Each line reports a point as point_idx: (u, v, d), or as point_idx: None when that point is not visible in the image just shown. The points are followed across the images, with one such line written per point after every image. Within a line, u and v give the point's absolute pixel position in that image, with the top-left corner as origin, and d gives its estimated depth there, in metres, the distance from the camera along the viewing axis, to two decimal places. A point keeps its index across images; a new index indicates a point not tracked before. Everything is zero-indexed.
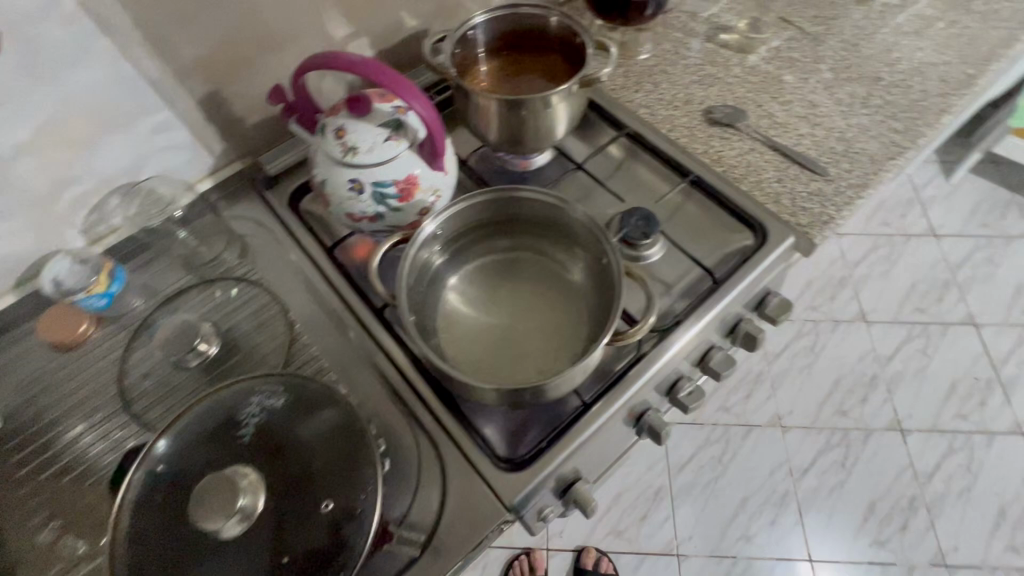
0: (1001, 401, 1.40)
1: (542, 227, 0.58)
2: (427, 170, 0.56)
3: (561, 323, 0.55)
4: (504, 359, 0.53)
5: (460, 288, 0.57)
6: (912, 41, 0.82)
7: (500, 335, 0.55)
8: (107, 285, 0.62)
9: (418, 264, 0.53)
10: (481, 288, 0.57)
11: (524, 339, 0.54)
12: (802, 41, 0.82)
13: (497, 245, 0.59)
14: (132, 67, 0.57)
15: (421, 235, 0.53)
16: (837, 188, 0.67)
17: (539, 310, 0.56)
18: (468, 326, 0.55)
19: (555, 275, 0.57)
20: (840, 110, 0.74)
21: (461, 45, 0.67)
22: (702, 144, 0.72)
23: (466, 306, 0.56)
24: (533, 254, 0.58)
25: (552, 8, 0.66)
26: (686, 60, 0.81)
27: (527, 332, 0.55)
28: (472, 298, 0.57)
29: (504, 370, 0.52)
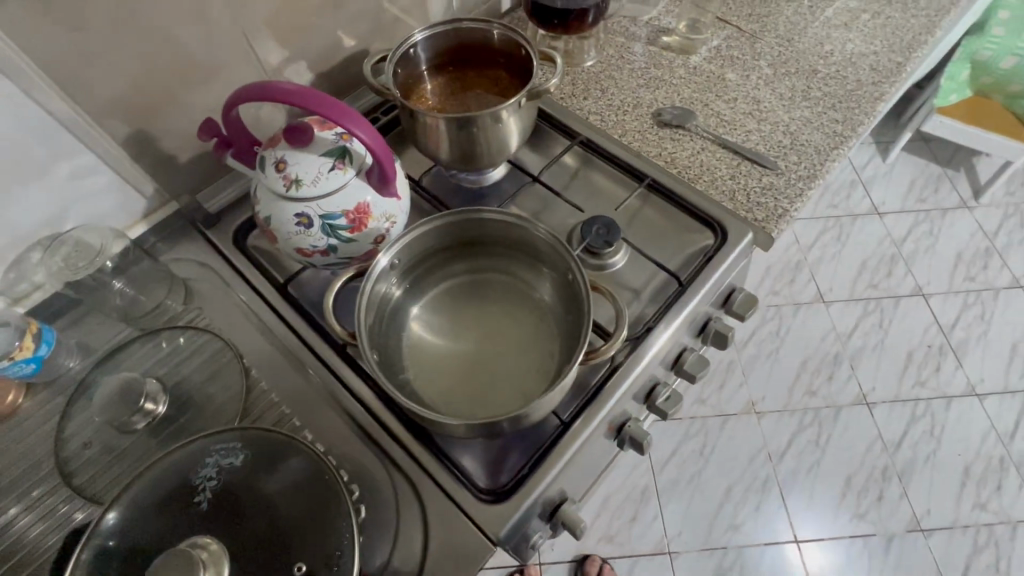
0: (954, 365, 1.47)
1: (504, 247, 0.56)
2: (378, 197, 0.54)
3: (532, 346, 0.53)
4: (477, 387, 0.51)
5: (424, 318, 0.55)
6: (842, 33, 0.85)
7: (470, 364, 0.53)
8: (34, 349, 0.56)
9: (376, 299, 0.51)
10: (447, 315, 0.55)
11: (495, 365, 0.53)
12: (740, 39, 0.84)
13: (459, 269, 0.57)
14: (43, 112, 0.52)
15: (377, 268, 0.50)
16: (788, 180, 0.68)
17: (508, 332, 0.54)
18: (436, 358, 0.53)
19: (523, 295, 0.56)
20: (783, 104, 0.76)
21: (402, 65, 0.65)
22: (655, 147, 0.72)
23: (432, 335, 0.54)
24: (497, 275, 0.57)
25: (492, 21, 0.64)
26: (631, 65, 0.81)
27: (498, 357, 0.53)
28: (438, 327, 0.55)
29: (477, 401, 0.51)
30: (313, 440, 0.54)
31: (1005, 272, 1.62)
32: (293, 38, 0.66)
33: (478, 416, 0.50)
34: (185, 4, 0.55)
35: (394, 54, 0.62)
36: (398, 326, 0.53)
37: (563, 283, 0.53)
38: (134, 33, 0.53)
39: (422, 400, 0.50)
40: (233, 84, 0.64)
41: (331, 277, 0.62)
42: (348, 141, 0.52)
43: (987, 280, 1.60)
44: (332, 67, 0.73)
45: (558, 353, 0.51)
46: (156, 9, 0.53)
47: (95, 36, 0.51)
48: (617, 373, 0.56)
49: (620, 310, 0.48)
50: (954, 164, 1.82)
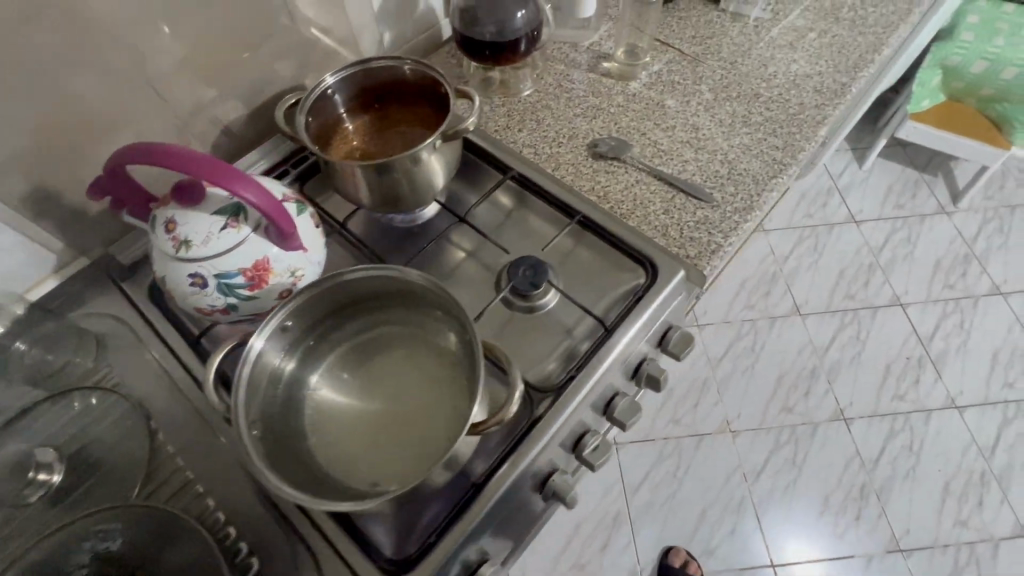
0: (933, 377, 1.44)
1: (405, 296, 0.54)
2: (279, 251, 0.52)
3: (439, 399, 0.51)
4: (382, 451, 0.49)
5: (328, 375, 0.53)
6: (786, 54, 0.83)
7: (375, 424, 0.50)
8: None
9: (256, 373, 0.48)
10: (352, 370, 0.53)
11: (400, 424, 0.50)
12: (681, 63, 0.82)
13: (364, 320, 0.55)
14: None
15: (256, 343, 0.48)
16: (723, 214, 0.66)
17: (417, 387, 0.52)
18: (341, 419, 0.51)
19: (431, 347, 0.53)
20: (722, 130, 0.74)
21: (318, 109, 0.63)
22: (587, 181, 0.70)
23: (336, 395, 0.52)
24: (402, 325, 0.54)
25: (403, 57, 0.63)
26: (570, 93, 0.79)
27: (406, 416, 0.50)
28: (343, 385, 0.52)
29: (380, 465, 0.48)
30: (214, 508, 0.51)
31: (985, 279, 1.59)
32: (209, 81, 0.65)
33: (380, 482, 0.47)
34: (81, 57, 0.54)
35: (305, 102, 0.60)
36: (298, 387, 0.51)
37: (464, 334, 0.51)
38: (26, 90, 0.52)
39: (322, 470, 0.48)
40: (144, 132, 0.62)
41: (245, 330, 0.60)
42: None
43: (966, 287, 1.58)
44: (256, 107, 0.71)
45: (461, 408, 0.49)
46: (48, 64, 0.52)
47: None
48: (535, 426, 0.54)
49: (516, 370, 0.46)
50: (932, 169, 1.80)
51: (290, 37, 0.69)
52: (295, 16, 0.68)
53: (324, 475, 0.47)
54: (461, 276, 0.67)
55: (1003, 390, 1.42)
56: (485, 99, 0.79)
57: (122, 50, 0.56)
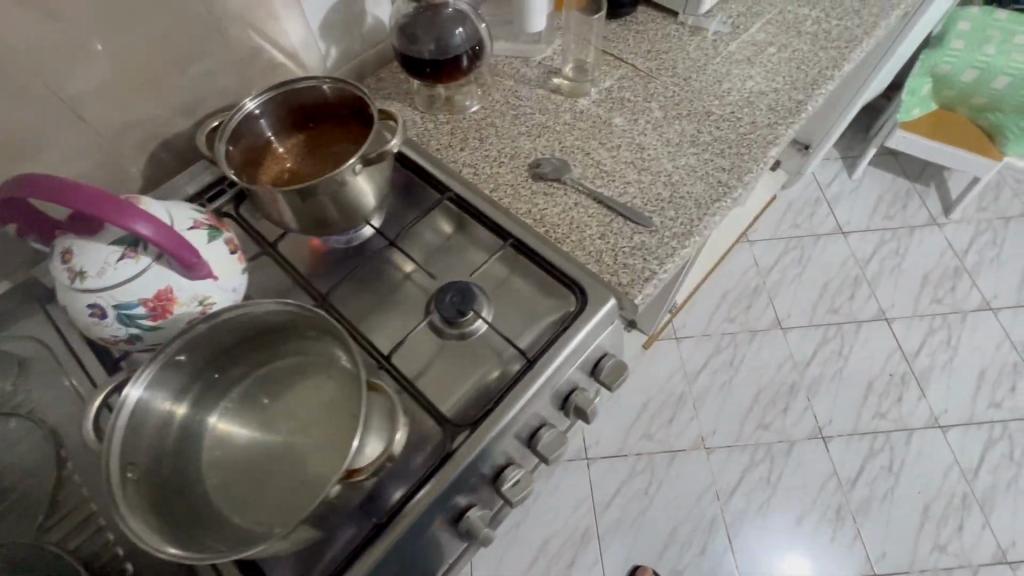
0: (917, 395, 1.40)
1: (310, 329, 0.51)
2: (184, 281, 0.51)
3: (340, 437, 0.49)
4: (278, 490, 0.47)
5: (230, 414, 0.51)
6: (742, 69, 0.80)
7: (278, 465, 0.49)
8: None
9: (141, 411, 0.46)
10: (255, 409, 0.51)
11: (302, 465, 0.48)
12: (634, 79, 0.79)
13: (269, 354, 0.52)
14: None
15: (132, 391, 0.45)
16: (661, 239, 0.64)
17: (321, 423, 0.50)
18: (241, 460, 0.49)
19: (338, 381, 0.51)
20: (668, 150, 0.71)
21: (239, 135, 0.62)
22: (525, 203, 0.68)
23: (239, 435, 0.50)
24: (310, 360, 0.52)
25: (320, 76, 0.63)
26: (516, 110, 0.77)
27: (307, 453, 0.49)
28: (246, 423, 0.50)
29: (274, 506, 0.47)
30: (115, 542, 0.51)
31: (974, 293, 1.55)
32: (134, 101, 0.64)
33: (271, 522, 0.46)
34: None
35: (225, 128, 0.59)
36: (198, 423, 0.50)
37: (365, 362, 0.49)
38: None
39: (214, 509, 0.46)
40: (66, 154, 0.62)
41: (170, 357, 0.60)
42: None
43: (955, 302, 1.53)
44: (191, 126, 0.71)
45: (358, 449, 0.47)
46: None
47: None
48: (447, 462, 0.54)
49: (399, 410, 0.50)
50: (924, 179, 1.75)
51: (222, 55, 0.68)
52: (225, 34, 0.67)
53: (216, 516, 0.46)
54: (393, 299, 0.66)
55: (988, 409, 1.38)
56: (430, 117, 0.77)
57: (35, 73, 0.56)
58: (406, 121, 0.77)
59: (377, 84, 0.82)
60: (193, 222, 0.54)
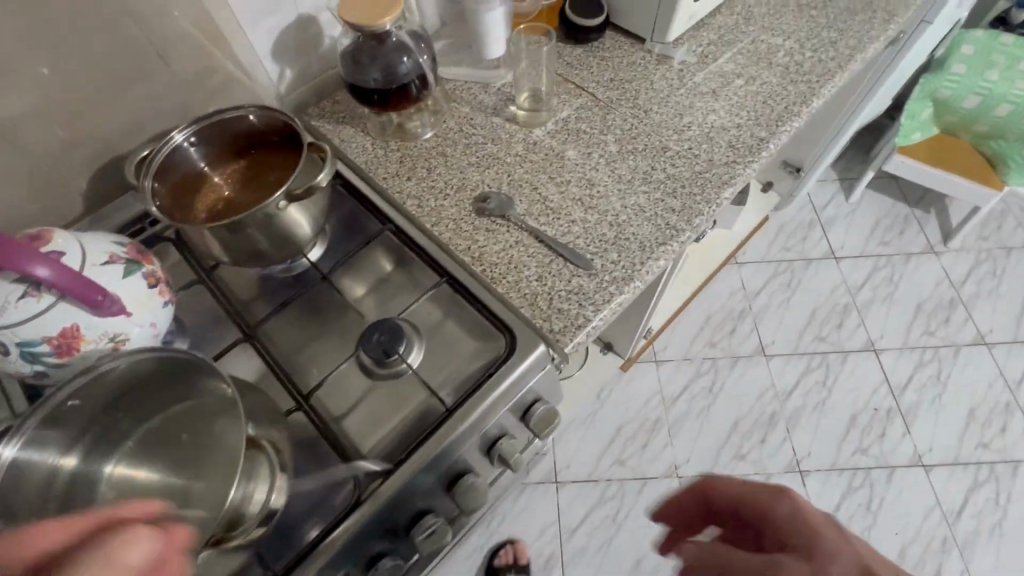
0: (901, 432, 1.36)
1: (203, 372, 0.49)
2: (92, 318, 0.50)
3: (218, 488, 0.45)
4: None
5: (124, 460, 0.49)
6: (707, 102, 0.77)
7: (157, 517, 0.46)
8: None
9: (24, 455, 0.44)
10: (151, 456, 0.49)
11: (178, 518, 0.45)
12: (592, 110, 0.77)
13: (167, 398, 0.51)
14: None
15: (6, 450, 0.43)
16: (599, 284, 0.62)
17: (205, 471, 0.47)
18: (128, 509, 0.47)
19: (224, 426, 0.48)
20: (618, 188, 0.69)
21: (166, 170, 0.60)
22: (466, 239, 0.66)
23: (130, 481, 0.48)
24: (201, 404, 0.50)
25: (245, 105, 0.62)
26: (469, 139, 0.75)
27: (189, 505, 0.46)
28: (142, 469, 0.48)
29: None
30: None
31: (969, 327, 1.49)
32: (69, 125, 0.64)
33: None
34: None
35: (152, 161, 0.58)
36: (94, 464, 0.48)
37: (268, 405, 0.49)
38: None
39: None
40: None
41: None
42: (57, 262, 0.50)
43: (947, 335, 1.48)
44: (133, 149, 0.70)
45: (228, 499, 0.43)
46: None
47: None
48: (353, 508, 0.53)
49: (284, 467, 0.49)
50: (924, 205, 1.69)
51: (162, 79, 0.67)
52: (165, 58, 0.66)
53: None
54: (327, 331, 0.64)
55: (976, 450, 1.33)
56: (380, 143, 0.76)
57: None
58: (357, 147, 0.76)
59: (332, 106, 0.81)
60: (109, 256, 0.53)
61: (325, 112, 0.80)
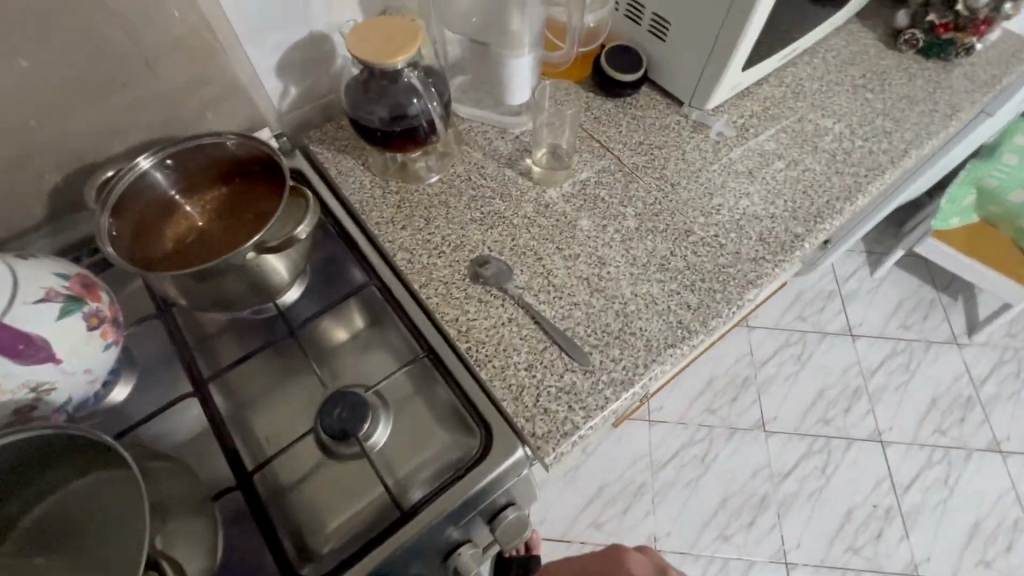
0: (898, 535, 1.28)
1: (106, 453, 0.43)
2: (13, 365, 0.44)
3: None
4: None
5: (26, 536, 0.43)
6: (740, 183, 0.70)
7: None
8: None
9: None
10: (38, 548, 0.43)
11: None
12: (614, 175, 0.70)
13: (63, 476, 0.44)
14: None
15: None
16: (593, 384, 0.55)
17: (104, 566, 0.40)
18: None
19: (133, 518, 0.41)
20: (630, 271, 0.62)
21: (131, 197, 0.54)
22: (455, 308, 0.60)
23: (31, 559, 0.42)
24: (103, 490, 0.43)
25: (225, 132, 0.56)
26: (476, 190, 0.69)
27: None
28: (47, 545, 0.43)
29: None
30: None
31: (984, 429, 1.41)
32: (37, 129, 0.57)
33: None
34: None
35: (108, 197, 0.52)
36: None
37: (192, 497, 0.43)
38: None
39: None
40: None
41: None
42: None
43: (961, 436, 1.40)
44: (108, 160, 0.64)
45: None
46: None
47: None
48: None
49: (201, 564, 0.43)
50: (951, 291, 1.61)
51: (149, 88, 0.61)
52: (154, 67, 0.60)
53: None
54: (288, 393, 0.58)
55: (976, 566, 1.25)
56: (380, 182, 0.69)
57: None
58: (354, 183, 0.69)
59: (335, 131, 0.75)
60: (45, 292, 0.47)
61: (327, 137, 0.74)
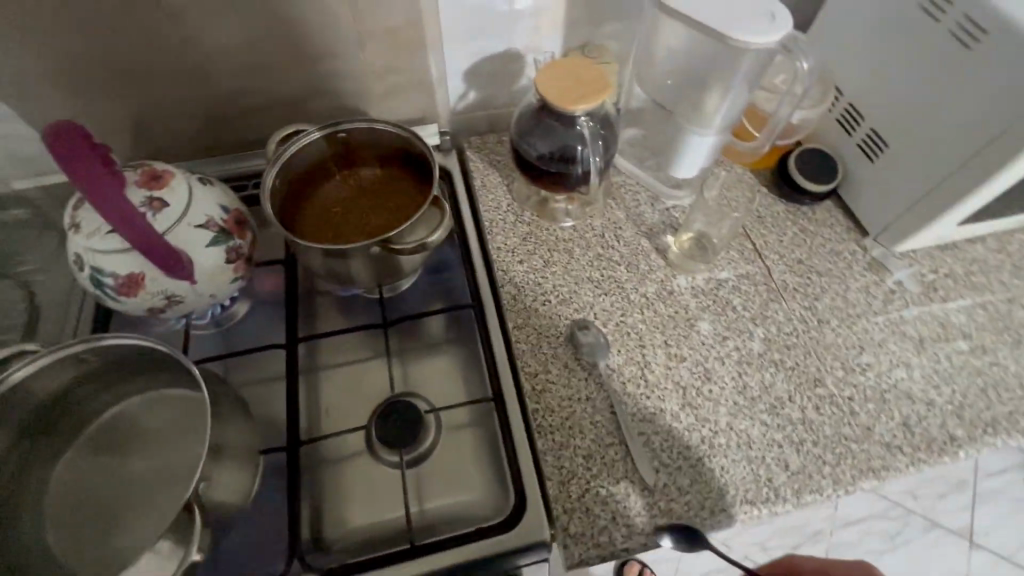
0: None
1: (191, 381, 0.47)
2: (162, 275, 0.50)
3: (159, 503, 0.45)
4: (100, 496, 0.46)
5: (120, 406, 0.49)
6: (902, 349, 0.59)
7: (108, 471, 0.47)
8: None
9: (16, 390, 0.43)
10: (123, 420, 0.49)
11: (124, 487, 0.46)
12: (756, 287, 0.63)
13: (145, 386, 0.49)
14: None
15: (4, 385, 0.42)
16: (648, 505, 0.50)
17: (163, 471, 0.46)
18: (106, 442, 0.48)
19: (197, 456, 0.46)
20: (734, 399, 0.56)
21: (302, 155, 0.58)
22: (538, 363, 0.58)
23: (121, 424, 0.49)
24: (181, 412, 0.48)
25: (401, 124, 0.58)
26: (604, 249, 0.66)
27: (137, 485, 0.46)
28: (135, 418, 0.49)
29: (86, 510, 0.45)
30: None
31: None
32: (254, 74, 0.64)
33: (72, 520, 0.45)
34: (132, 22, 0.55)
35: (280, 153, 0.56)
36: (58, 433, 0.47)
37: (240, 454, 0.45)
38: (71, 32, 0.54)
39: (58, 473, 0.47)
40: (177, 96, 0.63)
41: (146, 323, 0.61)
42: (158, 212, 0.50)
43: None
44: (298, 115, 0.70)
45: (153, 532, 0.44)
46: (98, 18, 0.54)
47: (30, 23, 0.52)
48: None
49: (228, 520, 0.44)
50: None
51: (352, 63, 0.65)
52: (363, 48, 0.64)
53: (56, 480, 0.47)
54: (360, 378, 0.60)
55: None
56: (515, 210, 0.69)
57: (176, 26, 0.56)
58: (492, 201, 0.70)
59: (493, 145, 0.76)
60: (206, 220, 0.52)
61: (484, 148, 0.76)
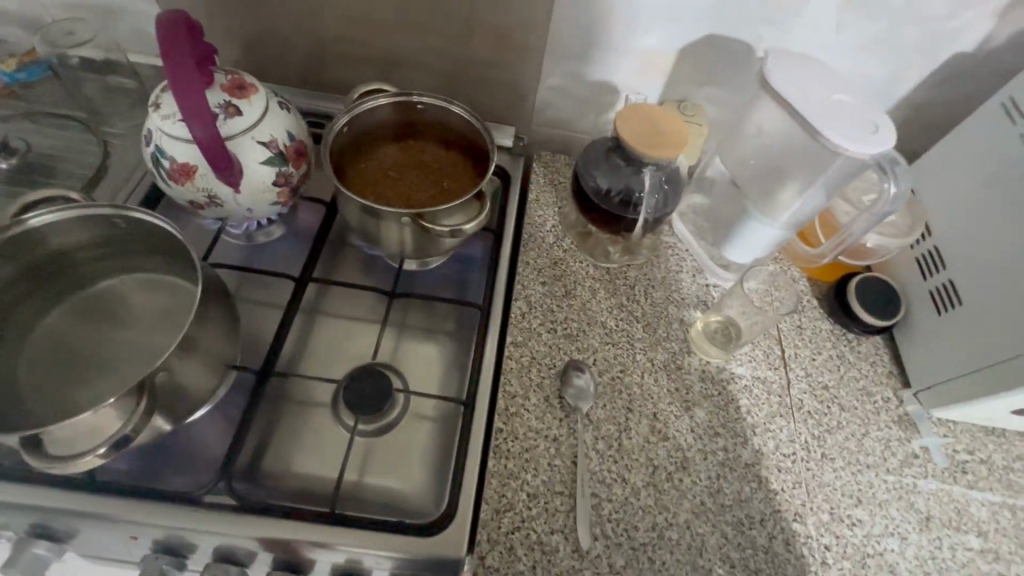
0: None
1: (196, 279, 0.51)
2: (212, 174, 0.53)
3: (111, 376, 0.48)
4: (67, 350, 0.49)
5: (131, 278, 0.53)
6: (902, 519, 0.54)
7: (88, 329, 0.50)
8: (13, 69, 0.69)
9: (43, 228, 0.47)
10: (123, 291, 0.52)
11: (92, 352, 0.49)
12: (769, 395, 0.59)
13: (159, 268, 0.53)
14: None
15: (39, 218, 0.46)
16: (572, 570, 0.47)
17: (133, 350, 0.50)
18: (102, 304, 0.52)
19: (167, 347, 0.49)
20: (702, 498, 0.52)
21: (377, 113, 0.61)
22: (520, 386, 0.56)
23: (120, 293, 0.52)
24: (175, 304, 0.52)
25: (477, 114, 0.60)
26: (630, 301, 0.64)
27: (102, 353, 0.49)
28: (133, 293, 0.52)
29: (54, 353, 0.49)
30: None
31: None
32: (366, 30, 0.67)
33: (38, 358, 0.48)
34: None
35: (358, 105, 0.58)
36: (55, 284, 0.51)
37: (209, 361, 0.46)
38: None
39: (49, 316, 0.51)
40: (292, 27, 0.67)
41: (188, 216, 0.64)
42: (231, 118, 0.52)
43: None
44: (392, 77, 0.72)
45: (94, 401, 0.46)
46: None
47: None
48: (175, 504, 0.47)
49: (175, 419, 0.45)
50: None
51: (458, 49, 0.67)
52: (472, 37, 0.66)
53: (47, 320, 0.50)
54: (350, 334, 0.60)
55: None
56: (558, 233, 0.68)
57: None
58: (540, 216, 0.69)
59: (562, 166, 0.76)
60: (270, 140, 0.54)
61: (552, 163, 0.75)
